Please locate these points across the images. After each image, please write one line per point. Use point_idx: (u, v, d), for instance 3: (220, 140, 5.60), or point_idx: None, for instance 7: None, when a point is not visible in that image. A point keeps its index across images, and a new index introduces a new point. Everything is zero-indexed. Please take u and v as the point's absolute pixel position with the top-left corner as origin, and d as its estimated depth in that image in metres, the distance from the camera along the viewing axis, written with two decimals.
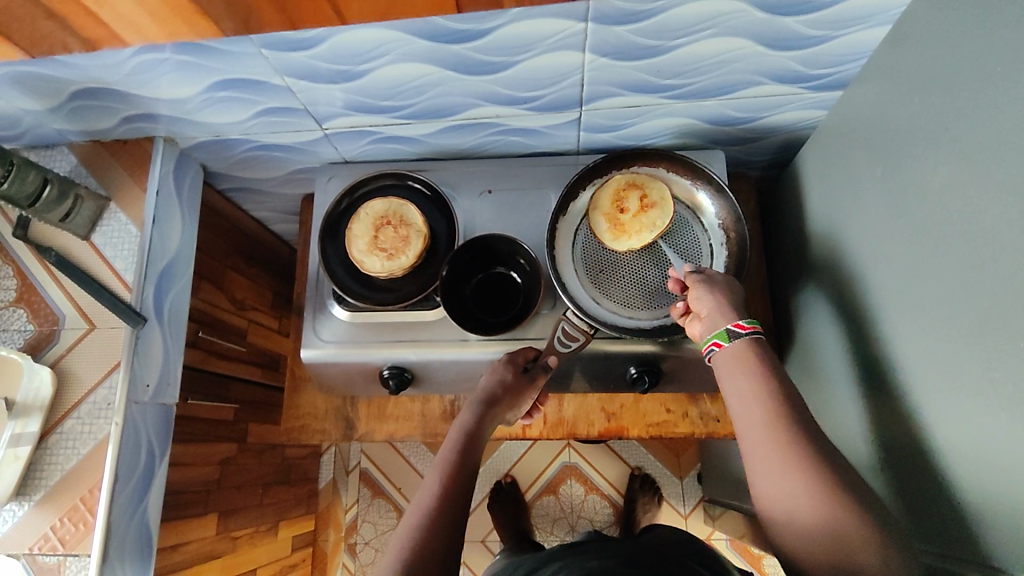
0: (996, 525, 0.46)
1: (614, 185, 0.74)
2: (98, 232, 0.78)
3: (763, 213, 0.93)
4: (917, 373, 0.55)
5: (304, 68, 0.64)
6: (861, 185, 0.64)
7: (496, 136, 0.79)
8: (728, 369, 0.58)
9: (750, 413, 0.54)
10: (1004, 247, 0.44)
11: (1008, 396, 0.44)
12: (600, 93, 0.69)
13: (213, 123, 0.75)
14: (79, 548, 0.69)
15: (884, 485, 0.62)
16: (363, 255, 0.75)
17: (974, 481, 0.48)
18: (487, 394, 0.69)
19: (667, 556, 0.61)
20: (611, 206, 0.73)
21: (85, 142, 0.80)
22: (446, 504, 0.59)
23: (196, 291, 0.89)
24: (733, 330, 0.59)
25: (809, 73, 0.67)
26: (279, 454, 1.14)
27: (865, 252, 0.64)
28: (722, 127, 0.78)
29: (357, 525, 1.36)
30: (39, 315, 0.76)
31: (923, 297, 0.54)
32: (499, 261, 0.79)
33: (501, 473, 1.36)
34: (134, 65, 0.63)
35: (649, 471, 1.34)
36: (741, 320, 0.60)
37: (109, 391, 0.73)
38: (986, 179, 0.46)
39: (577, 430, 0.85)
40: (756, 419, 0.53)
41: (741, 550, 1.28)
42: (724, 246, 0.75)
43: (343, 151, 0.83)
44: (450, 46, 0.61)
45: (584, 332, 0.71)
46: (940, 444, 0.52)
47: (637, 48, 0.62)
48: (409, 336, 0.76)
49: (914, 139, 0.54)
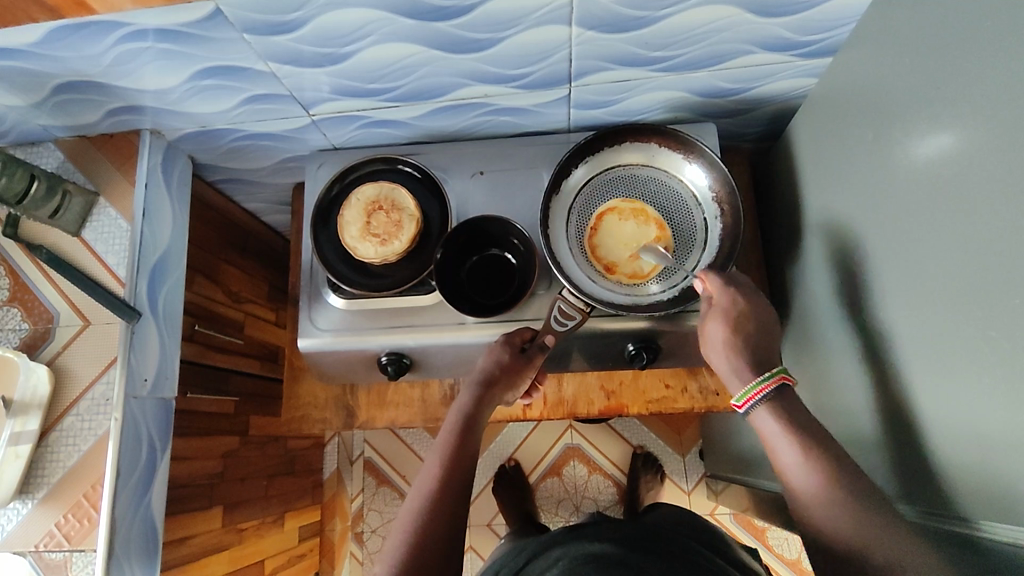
0: (988, 481, 0.46)
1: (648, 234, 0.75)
2: (88, 228, 0.78)
3: (756, 185, 0.92)
4: (912, 337, 0.54)
5: (288, 53, 0.63)
6: (853, 152, 0.63)
7: (484, 116, 0.78)
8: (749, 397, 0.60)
9: (792, 468, 0.55)
10: (998, 207, 0.43)
11: (1001, 354, 0.44)
12: (589, 68, 0.69)
13: (199, 113, 0.74)
14: (85, 543, 0.69)
15: (879, 451, 0.62)
16: (355, 242, 0.75)
17: (968, 443, 0.48)
18: (484, 375, 0.69)
19: (677, 539, 0.60)
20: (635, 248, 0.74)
21: (71, 138, 0.79)
22: (447, 485, 0.59)
23: (190, 285, 0.88)
24: (737, 410, 0.62)
25: (800, 40, 0.66)
26: (282, 445, 1.15)
27: (858, 220, 0.63)
28: (713, 99, 0.77)
29: (363, 514, 1.36)
30: (33, 313, 0.75)
31: (918, 261, 0.53)
32: (492, 242, 0.78)
33: (504, 456, 1.37)
34: (115, 56, 0.62)
35: (651, 449, 1.34)
36: (737, 396, 0.61)
37: (107, 386, 0.73)
38: (982, 136, 0.45)
39: (577, 409, 0.85)
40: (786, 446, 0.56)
41: (746, 524, 1.29)
42: (719, 219, 0.75)
43: (332, 137, 0.82)
44: (434, 24, 0.60)
45: (580, 311, 0.70)
46: (934, 407, 0.52)
47: (623, 20, 0.61)
48: (406, 321, 0.76)
49: (907, 101, 0.54)
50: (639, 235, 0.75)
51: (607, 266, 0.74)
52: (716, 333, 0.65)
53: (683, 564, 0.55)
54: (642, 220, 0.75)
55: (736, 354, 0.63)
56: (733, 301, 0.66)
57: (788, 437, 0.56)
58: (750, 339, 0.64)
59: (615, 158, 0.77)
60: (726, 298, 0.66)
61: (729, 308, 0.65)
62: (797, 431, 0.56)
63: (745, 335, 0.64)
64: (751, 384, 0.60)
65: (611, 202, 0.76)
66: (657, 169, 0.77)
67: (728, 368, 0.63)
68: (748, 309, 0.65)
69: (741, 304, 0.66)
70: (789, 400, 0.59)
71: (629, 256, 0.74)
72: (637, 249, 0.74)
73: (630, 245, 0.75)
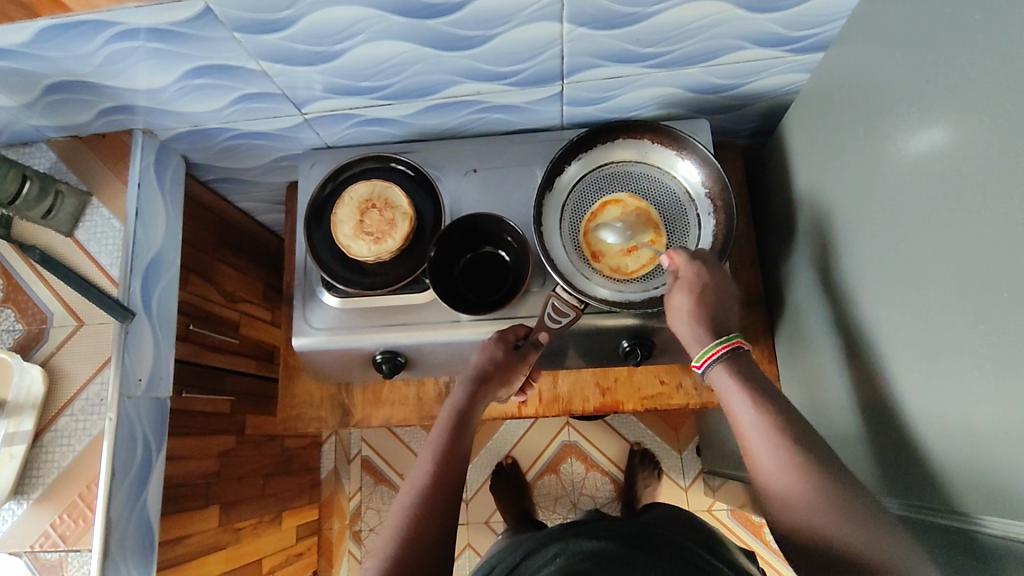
0: (976, 474, 0.46)
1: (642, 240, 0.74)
2: (81, 228, 0.78)
3: (750, 181, 0.92)
4: (903, 331, 0.54)
5: (280, 51, 0.63)
6: (845, 147, 0.63)
7: (478, 114, 0.78)
8: (716, 381, 0.60)
9: (744, 417, 0.56)
10: (988, 201, 0.43)
11: (991, 348, 0.44)
12: (581, 65, 0.68)
13: (192, 113, 0.74)
14: (80, 543, 0.69)
15: (869, 445, 0.62)
16: (349, 240, 0.75)
17: (955, 435, 0.48)
18: (478, 371, 0.69)
19: (671, 535, 0.61)
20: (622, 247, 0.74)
21: (63, 138, 0.79)
22: (439, 482, 0.59)
23: (184, 285, 0.88)
24: (696, 371, 0.63)
25: (793, 36, 0.66)
26: (279, 444, 1.15)
27: (850, 215, 0.63)
28: (706, 96, 0.77)
29: (361, 513, 1.36)
30: (26, 314, 0.75)
31: (909, 256, 0.53)
32: (486, 240, 0.78)
33: (502, 454, 1.37)
34: (106, 56, 0.62)
35: (648, 446, 1.35)
36: (697, 357, 0.63)
37: (101, 387, 0.73)
38: (975, 131, 0.44)
39: (572, 406, 0.85)
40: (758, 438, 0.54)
41: (742, 519, 1.29)
42: (712, 215, 0.75)
43: (325, 135, 0.82)
44: (425, 22, 0.60)
45: (574, 308, 0.70)
46: (923, 401, 0.52)
47: (615, 16, 0.61)
48: (400, 319, 0.76)
49: (898, 96, 0.54)
50: (636, 234, 0.75)
51: (591, 252, 0.75)
52: (680, 304, 0.65)
53: (677, 560, 0.55)
54: (645, 221, 0.75)
55: (696, 323, 0.63)
56: (698, 273, 0.65)
57: (741, 390, 0.58)
58: (720, 320, 0.64)
59: (607, 155, 0.77)
60: (692, 270, 0.66)
61: (694, 280, 0.65)
62: (750, 385, 0.58)
63: (708, 307, 0.64)
64: (708, 346, 0.62)
65: (619, 194, 0.76)
66: (650, 165, 0.77)
67: (691, 335, 0.64)
68: (712, 282, 0.65)
69: (706, 276, 0.65)
70: (745, 361, 0.60)
71: (618, 250, 0.74)
72: (626, 246, 0.74)
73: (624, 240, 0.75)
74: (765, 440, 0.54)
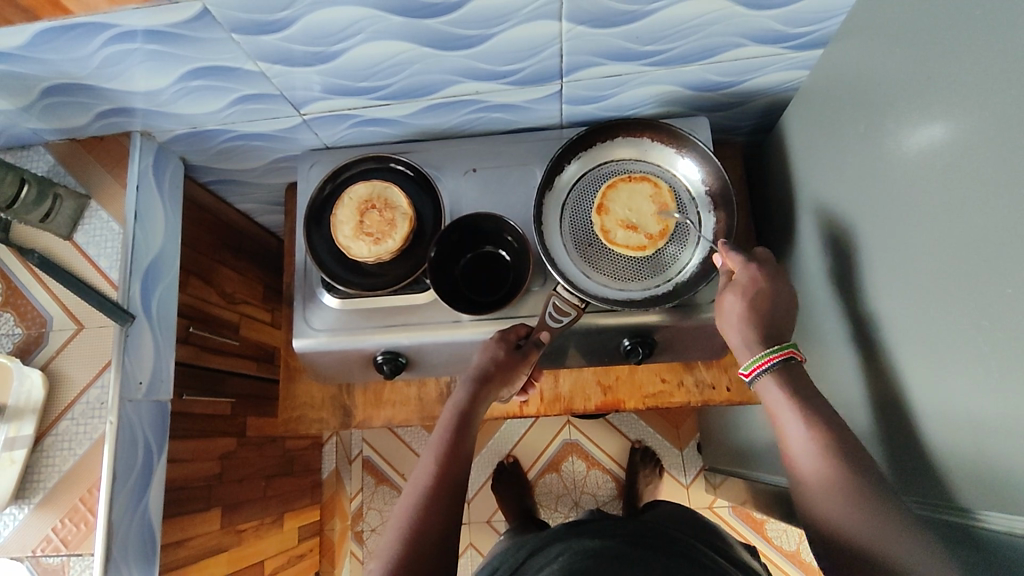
0: (980, 470, 0.46)
1: (648, 227, 0.73)
2: (80, 231, 0.77)
3: (750, 178, 0.92)
4: (905, 328, 0.55)
5: (279, 52, 0.63)
6: (845, 144, 0.63)
7: (477, 113, 0.78)
8: (766, 398, 0.60)
9: (787, 430, 0.56)
10: (989, 197, 0.43)
11: (994, 345, 0.44)
12: (581, 63, 0.68)
13: (190, 114, 0.74)
14: (82, 547, 0.69)
15: (875, 442, 0.62)
16: (349, 241, 0.75)
17: (958, 433, 0.48)
18: (479, 371, 0.69)
19: (676, 534, 0.61)
20: (624, 221, 0.74)
21: (61, 141, 0.78)
22: (441, 482, 0.59)
23: (185, 287, 0.88)
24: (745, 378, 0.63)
25: (791, 33, 0.66)
26: (280, 446, 1.15)
27: (851, 212, 0.63)
28: (706, 93, 0.77)
29: (362, 513, 1.36)
30: (26, 318, 0.75)
31: (910, 252, 0.53)
32: (486, 239, 0.78)
33: (503, 453, 1.37)
34: (104, 58, 0.62)
35: (650, 444, 1.35)
36: (745, 364, 0.62)
37: (101, 390, 0.73)
38: (975, 128, 0.44)
39: (574, 405, 0.85)
40: (802, 452, 0.54)
41: (744, 517, 1.29)
42: (712, 212, 0.75)
43: (324, 136, 0.82)
44: (424, 21, 0.59)
45: (575, 307, 0.71)
46: (926, 397, 0.52)
47: (615, 14, 0.61)
48: (402, 320, 0.75)
49: (898, 92, 0.54)
50: (646, 220, 0.74)
51: (597, 206, 0.74)
52: (731, 306, 0.65)
53: (680, 558, 0.55)
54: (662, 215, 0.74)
55: (747, 325, 0.63)
56: (754, 277, 0.66)
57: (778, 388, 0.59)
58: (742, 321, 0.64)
59: (607, 153, 0.78)
60: (747, 275, 0.66)
61: (748, 283, 0.65)
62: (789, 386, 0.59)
63: (759, 311, 0.64)
64: (760, 354, 0.61)
65: (659, 180, 0.75)
66: (650, 163, 0.77)
67: (739, 340, 0.64)
68: (769, 287, 0.65)
69: (764, 281, 0.65)
70: (795, 371, 0.60)
71: (620, 220, 0.74)
72: (634, 223, 0.73)
73: (631, 216, 0.74)
74: (812, 454, 0.54)
